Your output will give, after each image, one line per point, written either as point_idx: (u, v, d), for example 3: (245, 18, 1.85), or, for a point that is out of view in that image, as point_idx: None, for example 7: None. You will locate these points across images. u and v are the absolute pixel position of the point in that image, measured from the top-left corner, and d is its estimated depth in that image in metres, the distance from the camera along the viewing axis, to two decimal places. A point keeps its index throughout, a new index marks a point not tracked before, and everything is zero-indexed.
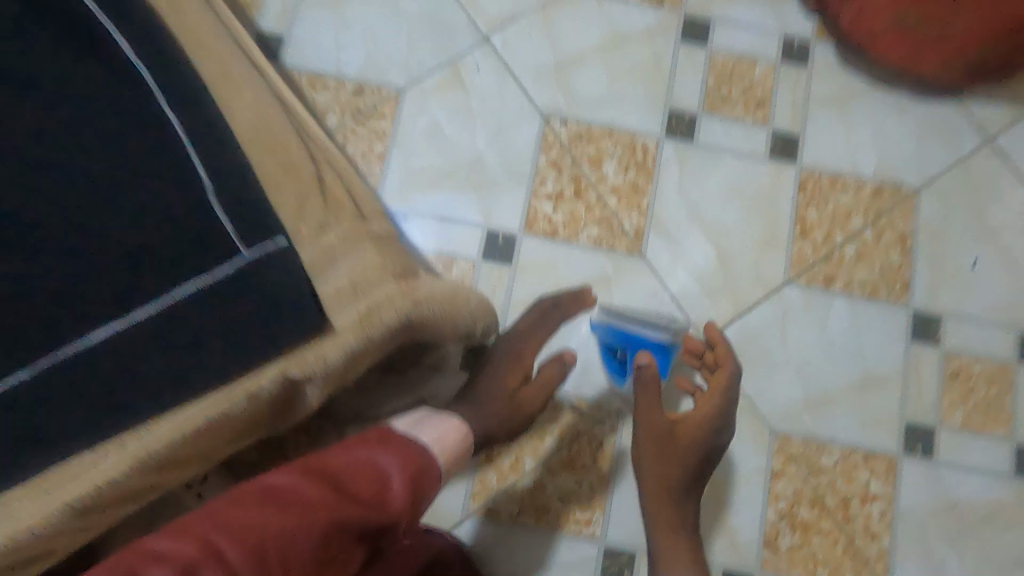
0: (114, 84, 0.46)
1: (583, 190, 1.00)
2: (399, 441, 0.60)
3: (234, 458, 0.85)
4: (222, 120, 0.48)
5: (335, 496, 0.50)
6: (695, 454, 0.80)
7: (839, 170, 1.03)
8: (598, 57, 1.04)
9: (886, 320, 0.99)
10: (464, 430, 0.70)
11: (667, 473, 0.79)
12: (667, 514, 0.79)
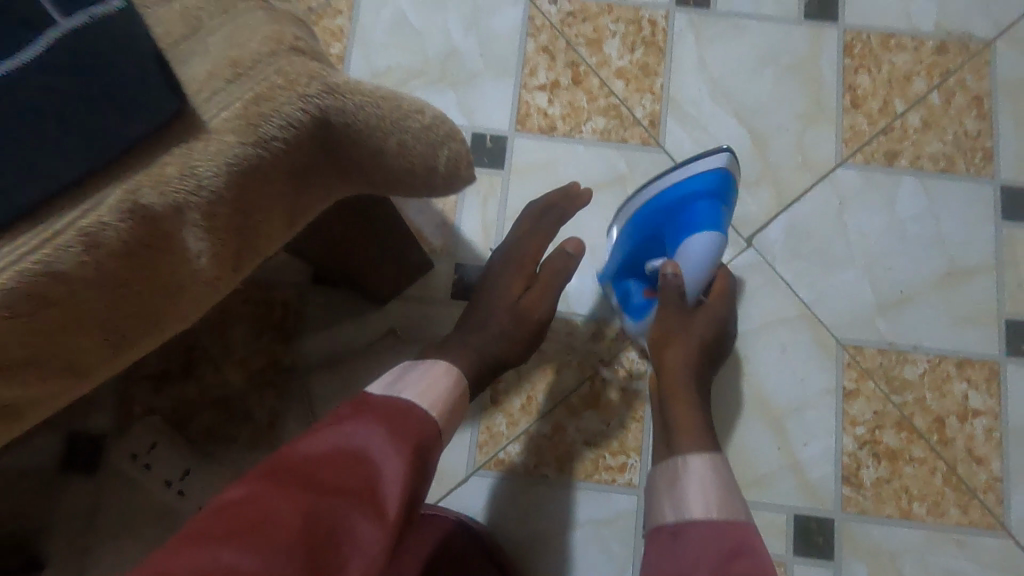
0: None
1: (582, 77, 0.84)
2: (380, 403, 0.47)
3: (190, 420, 0.75)
4: None
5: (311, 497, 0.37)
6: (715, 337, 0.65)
7: (892, 27, 0.86)
8: None
9: (967, 198, 0.81)
10: (456, 375, 0.56)
11: (684, 355, 0.63)
12: (687, 406, 0.60)
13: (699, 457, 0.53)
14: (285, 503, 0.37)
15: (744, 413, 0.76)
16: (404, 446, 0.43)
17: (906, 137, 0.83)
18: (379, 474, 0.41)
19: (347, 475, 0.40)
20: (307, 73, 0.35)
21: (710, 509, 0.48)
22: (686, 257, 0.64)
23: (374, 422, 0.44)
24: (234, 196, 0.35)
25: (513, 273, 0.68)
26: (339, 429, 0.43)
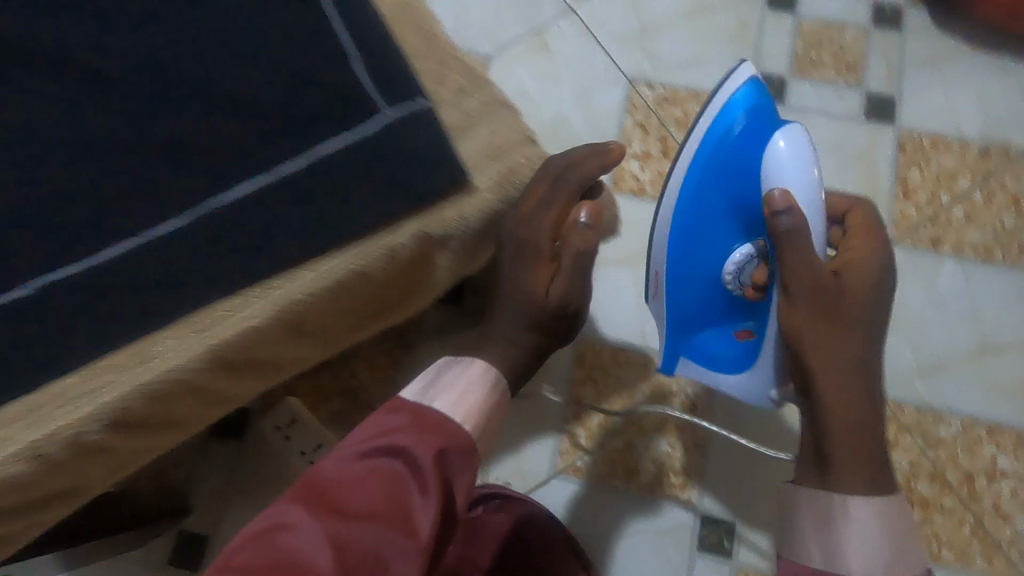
0: None
1: (670, 150, 1.00)
2: (412, 417, 0.46)
3: (321, 404, 0.89)
4: (369, 11, 0.52)
5: (342, 531, 0.40)
6: (869, 290, 0.55)
7: (941, 131, 1.00)
8: (684, 23, 1.05)
9: (1003, 284, 0.93)
10: (495, 374, 0.52)
11: (835, 328, 0.54)
12: (855, 393, 0.53)
13: (870, 502, 0.49)
14: (322, 535, 0.39)
15: (797, 449, 0.86)
16: (435, 464, 0.43)
17: (950, 226, 0.95)
18: (407, 501, 0.41)
19: (375, 502, 0.41)
20: (500, 180, 0.54)
21: (886, 570, 0.47)
22: (782, 175, 0.58)
23: (403, 439, 0.44)
24: (473, 234, 0.55)
25: (519, 258, 0.56)
26: (371, 448, 0.44)
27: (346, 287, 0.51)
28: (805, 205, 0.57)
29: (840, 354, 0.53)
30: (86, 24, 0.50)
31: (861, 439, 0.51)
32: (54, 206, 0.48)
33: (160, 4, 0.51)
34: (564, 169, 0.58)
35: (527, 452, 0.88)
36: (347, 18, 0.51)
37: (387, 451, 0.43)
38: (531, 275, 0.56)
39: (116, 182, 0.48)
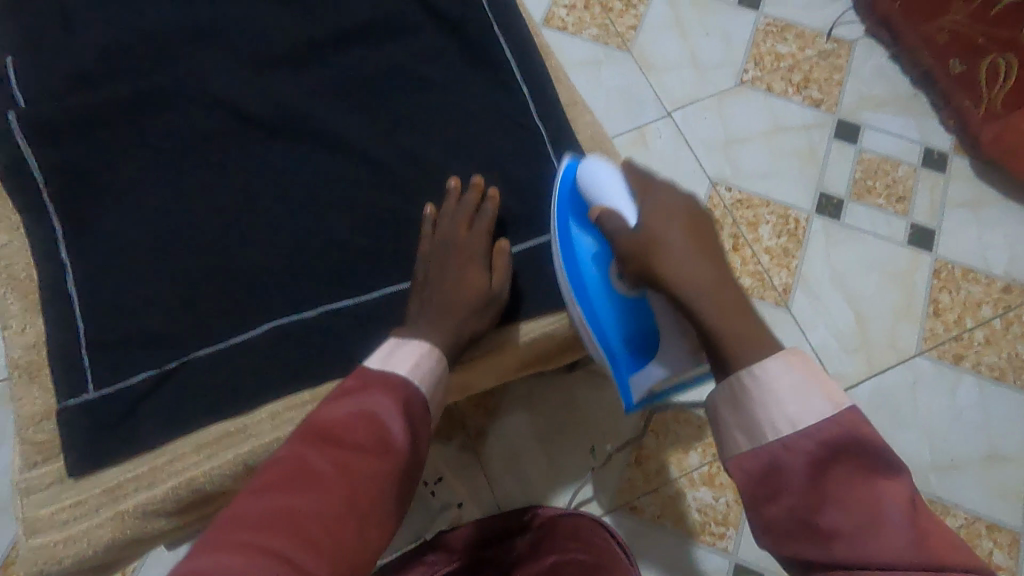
0: (508, 102, 0.69)
1: (740, 246, 1.17)
2: (375, 381, 0.52)
3: None
4: (568, 132, 0.68)
5: (341, 462, 0.47)
6: (674, 223, 0.56)
7: (971, 265, 1.17)
8: (762, 140, 1.24)
9: (1012, 403, 1.09)
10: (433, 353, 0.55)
11: (675, 250, 0.55)
12: (727, 305, 0.52)
13: (760, 367, 0.49)
14: (324, 464, 0.47)
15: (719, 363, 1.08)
16: (401, 415, 0.50)
17: (971, 346, 1.12)
18: (391, 430, 0.49)
19: (368, 438, 0.48)
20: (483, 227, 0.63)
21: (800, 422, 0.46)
22: (605, 198, 0.61)
23: (374, 392, 0.51)
24: None
25: (434, 272, 0.61)
26: (353, 400, 0.51)
27: (523, 348, 0.66)
28: (621, 201, 0.60)
29: (714, 304, 0.52)
30: (361, 119, 0.67)
31: (740, 320, 0.51)
32: (325, 253, 0.63)
33: (418, 113, 0.68)
34: (445, 214, 0.63)
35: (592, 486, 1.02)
36: (552, 134, 0.68)
37: (368, 403, 0.50)
38: (454, 284, 0.60)
39: (372, 242, 0.64)
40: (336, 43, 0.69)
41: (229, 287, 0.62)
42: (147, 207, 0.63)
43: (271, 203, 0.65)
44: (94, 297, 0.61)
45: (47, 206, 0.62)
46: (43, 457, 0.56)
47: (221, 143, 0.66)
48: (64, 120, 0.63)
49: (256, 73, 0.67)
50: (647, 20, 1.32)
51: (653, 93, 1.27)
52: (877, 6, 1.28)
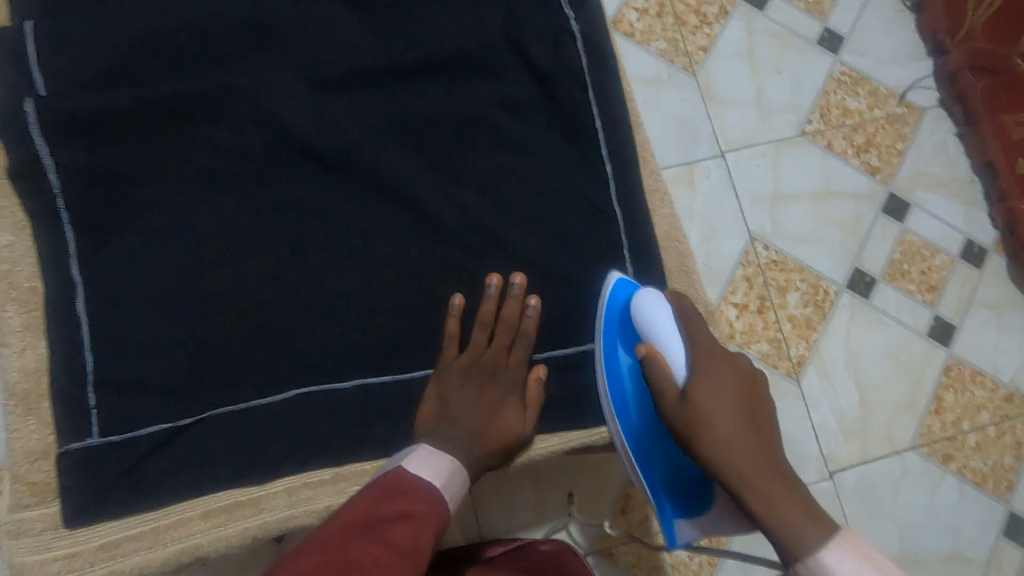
0: (585, 175, 0.62)
1: (765, 309, 1.12)
2: (412, 483, 0.51)
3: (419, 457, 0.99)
4: (643, 222, 0.63)
5: (383, 555, 0.45)
6: (726, 386, 0.51)
7: (982, 368, 1.16)
8: (809, 201, 1.16)
9: (985, 509, 1.12)
10: (458, 472, 0.53)
11: (723, 420, 0.50)
12: (776, 486, 0.47)
13: (814, 551, 0.43)
14: (366, 554, 0.44)
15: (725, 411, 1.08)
16: (435, 519, 0.49)
17: (961, 449, 1.13)
18: (427, 533, 0.48)
19: (409, 536, 0.47)
20: (527, 329, 0.59)
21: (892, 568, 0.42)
22: (656, 336, 0.56)
23: (415, 491, 0.50)
24: None
25: (464, 390, 0.58)
26: (394, 496, 0.49)
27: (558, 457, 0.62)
28: (675, 346, 0.55)
29: (765, 486, 0.47)
30: (426, 169, 0.61)
31: (790, 505, 0.46)
32: (364, 318, 0.58)
33: (487, 171, 0.61)
34: (483, 319, 0.58)
35: (573, 529, 0.98)
36: (629, 224, 0.62)
37: (407, 502, 0.49)
38: (489, 409, 0.58)
39: (419, 313, 0.59)
40: (408, 75, 0.61)
41: (257, 341, 0.56)
42: (172, 232, 0.57)
43: (316, 251, 0.58)
44: (105, 328, 0.55)
45: (61, 216, 0.55)
46: (35, 499, 0.52)
47: (266, 170, 0.59)
48: (94, 121, 0.56)
49: (318, 96, 0.60)
50: (721, 42, 1.17)
51: (711, 127, 1.14)
52: (961, 80, 1.17)
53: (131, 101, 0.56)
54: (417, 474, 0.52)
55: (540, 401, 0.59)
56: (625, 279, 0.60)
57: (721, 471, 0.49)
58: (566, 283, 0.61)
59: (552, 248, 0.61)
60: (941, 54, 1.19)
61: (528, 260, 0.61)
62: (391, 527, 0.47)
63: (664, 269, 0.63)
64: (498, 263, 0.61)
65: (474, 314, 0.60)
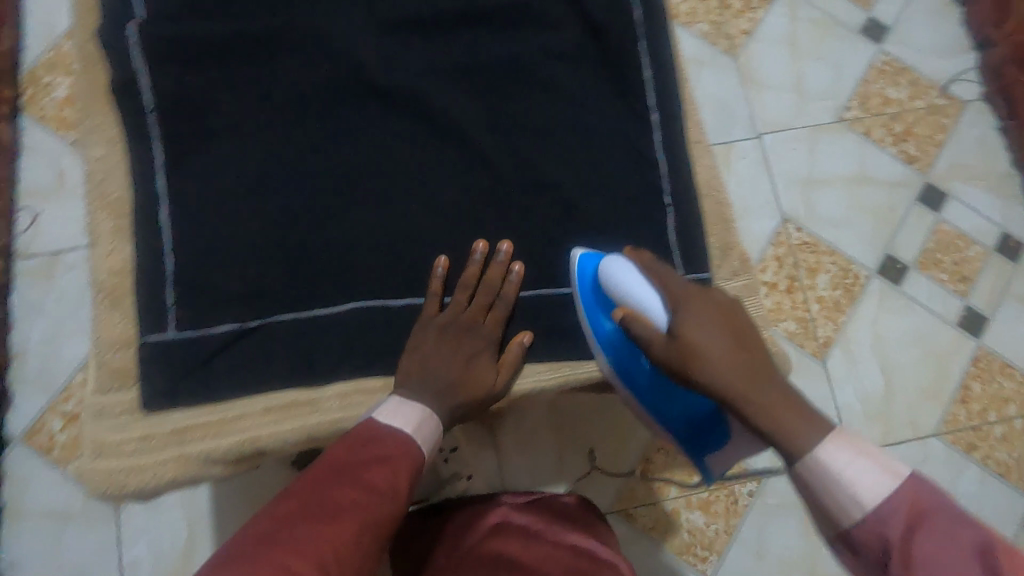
0: (632, 122, 0.66)
1: (794, 289, 1.13)
2: (382, 433, 0.54)
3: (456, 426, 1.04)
4: (686, 171, 0.66)
5: (359, 499, 0.49)
6: (709, 318, 0.54)
7: (1013, 361, 1.15)
8: (844, 185, 1.17)
9: (1008, 501, 1.12)
10: (430, 421, 0.57)
11: (713, 353, 0.52)
12: (779, 403, 0.49)
13: (815, 449, 0.46)
14: (343, 498, 0.49)
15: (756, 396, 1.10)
16: (408, 463, 0.53)
17: (987, 440, 1.13)
18: (403, 473, 0.52)
19: (384, 481, 0.51)
20: (508, 292, 0.62)
21: (885, 460, 0.44)
22: (629, 294, 0.57)
23: (386, 441, 0.53)
24: None
25: (444, 343, 0.60)
26: (367, 446, 0.53)
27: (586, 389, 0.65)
28: (649, 296, 0.56)
29: (766, 404, 0.49)
30: (481, 110, 0.64)
31: (790, 413, 0.48)
32: (416, 245, 0.62)
33: (538, 114, 0.65)
34: (467, 281, 0.61)
35: (596, 488, 1.03)
36: (672, 170, 0.65)
37: (378, 450, 0.53)
38: (462, 364, 0.60)
39: (465, 244, 0.63)
40: (470, 21, 0.65)
41: (318, 258, 0.61)
42: (248, 153, 0.61)
43: (374, 179, 0.62)
44: (184, 236, 0.60)
45: (150, 132, 0.61)
46: (118, 384, 0.58)
47: (334, 102, 0.63)
48: (184, 49, 0.61)
49: (386, 36, 0.64)
50: (763, 27, 1.19)
51: (749, 109, 1.17)
52: (1004, 72, 1.17)
53: (218, 33, 0.62)
54: (392, 424, 0.55)
55: (518, 364, 0.62)
56: (590, 251, 0.61)
57: (721, 396, 0.51)
58: (607, 223, 0.64)
59: (598, 188, 0.64)
60: (986, 47, 1.19)
61: (574, 198, 0.64)
62: (364, 473, 0.51)
63: (703, 217, 0.66)
64: (546, 200, 0.64)
65: (520, 247, 0.63)
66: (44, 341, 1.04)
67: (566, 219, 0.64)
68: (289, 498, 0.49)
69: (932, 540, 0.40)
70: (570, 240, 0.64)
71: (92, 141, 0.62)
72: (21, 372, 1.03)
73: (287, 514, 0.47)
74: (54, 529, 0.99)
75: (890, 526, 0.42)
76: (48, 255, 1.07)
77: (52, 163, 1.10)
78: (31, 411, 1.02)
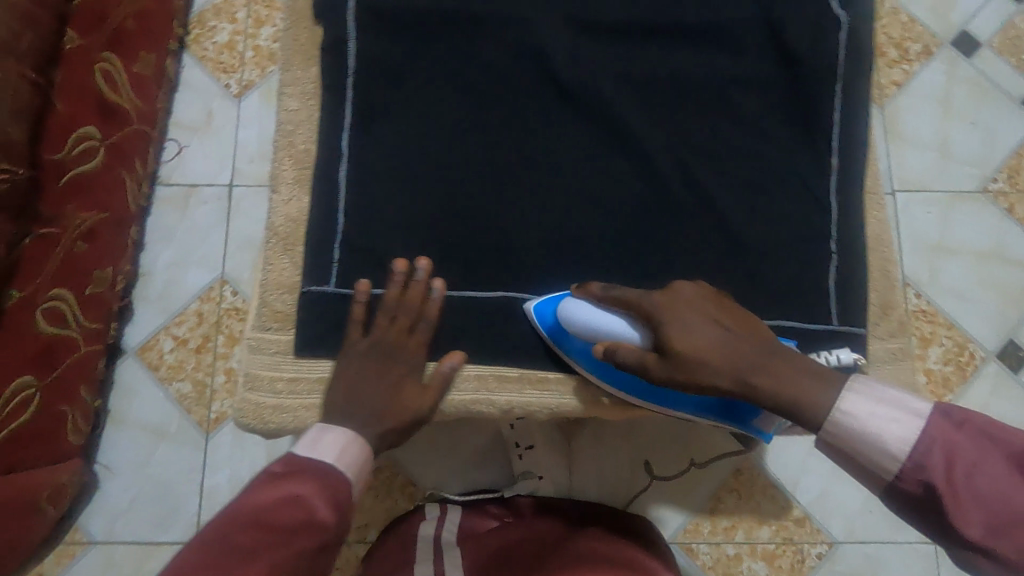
0: (809, 160, 0.64)
1: None
2: (298, 467, 0.53)
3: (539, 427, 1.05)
4: (855, 219, 0.64)
5: (266, 542, 0.47)
6: (685, 322, 0.56)
7: None
8: (975, 258, 1.10)
9: None
10: (362, 447, 0.56)
11: (704, 358, 0.55)
12: (780, 374, 0.54)
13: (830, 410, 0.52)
14: (249, 543, 0.47)
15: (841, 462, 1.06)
16: (329, 499, 0.51)
17: None
18: (322, 507, 0.50)
19: (298, 519, 0.48)
20: (430, 312, 0.61)
21: (899, 401, 0.50)
22: (599, 324, 0.59)
23: (302, 476, 0.52)
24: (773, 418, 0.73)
25: (368, 369, 0.60)
26: (282, 483, 0.51)
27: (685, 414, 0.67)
28: (618, 325, 0.59)
29: (771, 386, 0.53)
30: (659, 123, 0.64)
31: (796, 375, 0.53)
32: (571, 245, 0.63)
33: (715, 136, 0.64)
34: (388, 303, 0.60)
35: (663, 514, 1.05)
36: (840, 216, 0.63)
37: (291, 486, 0.51)
38: (390, 389, 0.59)
39: (620, 251, 0.63)
40: (662, 33, 0.65)
41: (479, 242, 0.63)
42: (429, 127, 0.64)
43: (544, 173, 0.64)
44: (358, 195, 0.63)
45: (345, 91, 0.63)
46: (277, 325, 0.62)
47: (519, 92, 0.64)
48: (389, 18, 0.64)
49: (578, 37, 0.65)
50: (916, 81, 1.14)
51: (886, 163, 1.12)
52: None
53: (424, 8, 0.64)
54: (317, 455, 0.54)
55: (446, 386, 0.61)
56: (546, 297, 0.62)
57: (726, 388, 0.55)
58: (764, 258, 0.63)
59: (762, 219, 0.63)
60: None
61: (736, 226, 0.63)
62: (275, 512, 0.48)
63: (864, 269, 0.63)
64: (708, 224, 0.63)
65: (676, 265, 0.63)
66: (169, 266, 1.11)
67: (725, 245, 0.63)
68: (196, 545, 0.47)
69: (975, 475, 0.46)
70: (724, 266, 0.63)
71: (289, 92, 0.66)
72: (145, 290, 1.10)
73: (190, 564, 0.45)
74: (149, 442, 1.05)
75: (932, 471, 0.47)
76: (185, 186, 1.14)
77: (203, 102, 1.17)
78: (148, 329, 1.09)
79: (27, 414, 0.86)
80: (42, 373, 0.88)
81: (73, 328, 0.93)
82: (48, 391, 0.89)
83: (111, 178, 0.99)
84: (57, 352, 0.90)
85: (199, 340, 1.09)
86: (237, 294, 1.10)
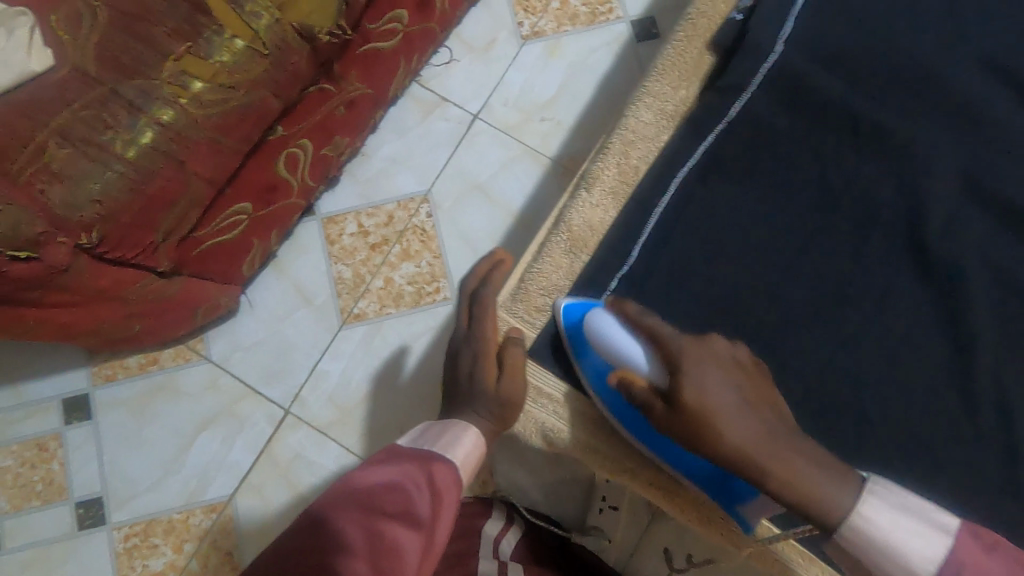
0: None
1: None
2: (398, 455, 0.64)
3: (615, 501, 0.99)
4: None
5: (364, 510, 0.56)
6: (709, 369, 0.58)
7: None
8: None
9: None
10: (469, 438, 0.68)
11: (722, 412, 0.56)
12: (790, 461, 0.56)
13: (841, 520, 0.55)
14: (351, 509, 0.56)
15: None
16: (425, 482, 0.61)
17: None
18: (418, 491, 0.59)
19: (396, 495, 0.58)
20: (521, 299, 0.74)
21: (925, 511, 0.54)
22: (619, 349, 0.64)
23: (401, 463, 0.62)
24: None
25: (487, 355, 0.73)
26: (385, 467, 0.62)
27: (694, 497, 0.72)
28: (634, 353, 0.63)
29: (787, 471, 0.55)
30: (953, 310, 0.67)
31: (813, 470, 0.56)
32: (814, 364, 0.67)
33: (998, 343, 0.66)
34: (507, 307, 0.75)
35: None
36: None
37: (391, 468, 0.61)
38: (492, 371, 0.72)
39: (848, 396, 0.66)
40: (990, 230, 0.68)
41: (747, 327, 0.68)
42: (740, 205, 0.71)
43: (817, 286, 0.68)
44: (657, 225, 0.71)
45: (690, 144, 0.73)
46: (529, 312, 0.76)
47: (847, 221, 0.69)
48: (751, 109, 0.73)
49: (910, 197, 0.69)
50: None
51: None
52: None
53: (782, 114, 0.73)
54: (422, 445, 0.66)
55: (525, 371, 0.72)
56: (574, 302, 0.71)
57: (737, 459, 0.56)
58: (1005, 488, 0.63)
59: (1006, 438, 0.63)
60: None
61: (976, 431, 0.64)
62: (377, 487, 0.58)
63: None
64: (948, 416, 0.65)
65: (897, 436, 0.65)
66: (387, 158, 1.13)
67: (956, 444, 0.64)
68: (311, 509, 0.57)
69: None
70: (946, 458, 0.64)
71: (648, 115, 0.79)
72: (358, 170, 1.13)
73: (304, 522, 0.55)
74: (294, 301, 1.09)
75: None
76: (436, 96, 1.14)
77: (493, 29, 1.16)
78: (343, 205, 1.12)
79: (231, 235, 0.89)
80: (257, 207, 0.90)
81: (297, 179, 0.94)
82: (254, 224, 0.92)
83: (393, 61, 0.98)
84: (275, 194, 0.92)
85: (379, 238, 1.10)
86: (431, 217, 1.11)
